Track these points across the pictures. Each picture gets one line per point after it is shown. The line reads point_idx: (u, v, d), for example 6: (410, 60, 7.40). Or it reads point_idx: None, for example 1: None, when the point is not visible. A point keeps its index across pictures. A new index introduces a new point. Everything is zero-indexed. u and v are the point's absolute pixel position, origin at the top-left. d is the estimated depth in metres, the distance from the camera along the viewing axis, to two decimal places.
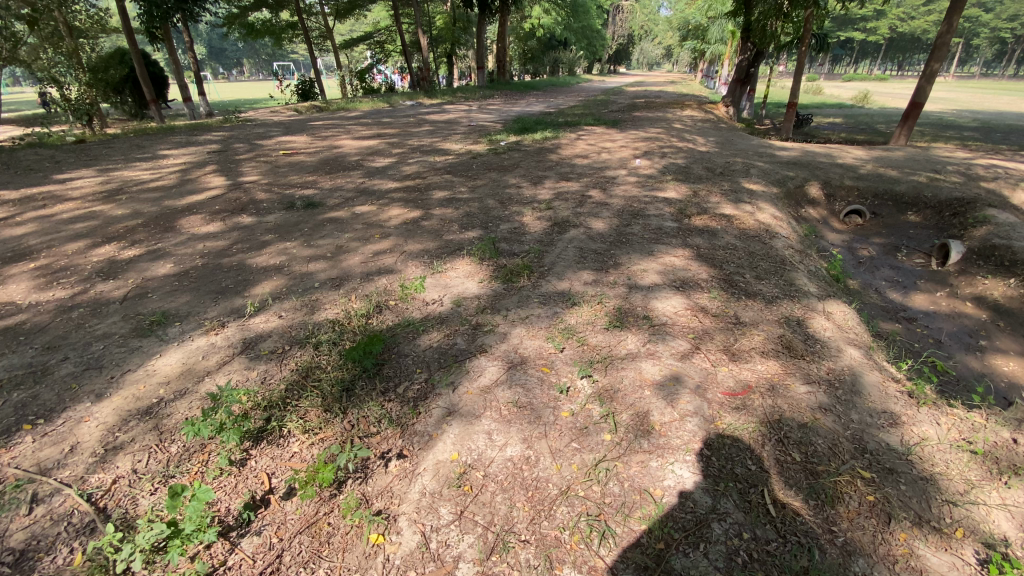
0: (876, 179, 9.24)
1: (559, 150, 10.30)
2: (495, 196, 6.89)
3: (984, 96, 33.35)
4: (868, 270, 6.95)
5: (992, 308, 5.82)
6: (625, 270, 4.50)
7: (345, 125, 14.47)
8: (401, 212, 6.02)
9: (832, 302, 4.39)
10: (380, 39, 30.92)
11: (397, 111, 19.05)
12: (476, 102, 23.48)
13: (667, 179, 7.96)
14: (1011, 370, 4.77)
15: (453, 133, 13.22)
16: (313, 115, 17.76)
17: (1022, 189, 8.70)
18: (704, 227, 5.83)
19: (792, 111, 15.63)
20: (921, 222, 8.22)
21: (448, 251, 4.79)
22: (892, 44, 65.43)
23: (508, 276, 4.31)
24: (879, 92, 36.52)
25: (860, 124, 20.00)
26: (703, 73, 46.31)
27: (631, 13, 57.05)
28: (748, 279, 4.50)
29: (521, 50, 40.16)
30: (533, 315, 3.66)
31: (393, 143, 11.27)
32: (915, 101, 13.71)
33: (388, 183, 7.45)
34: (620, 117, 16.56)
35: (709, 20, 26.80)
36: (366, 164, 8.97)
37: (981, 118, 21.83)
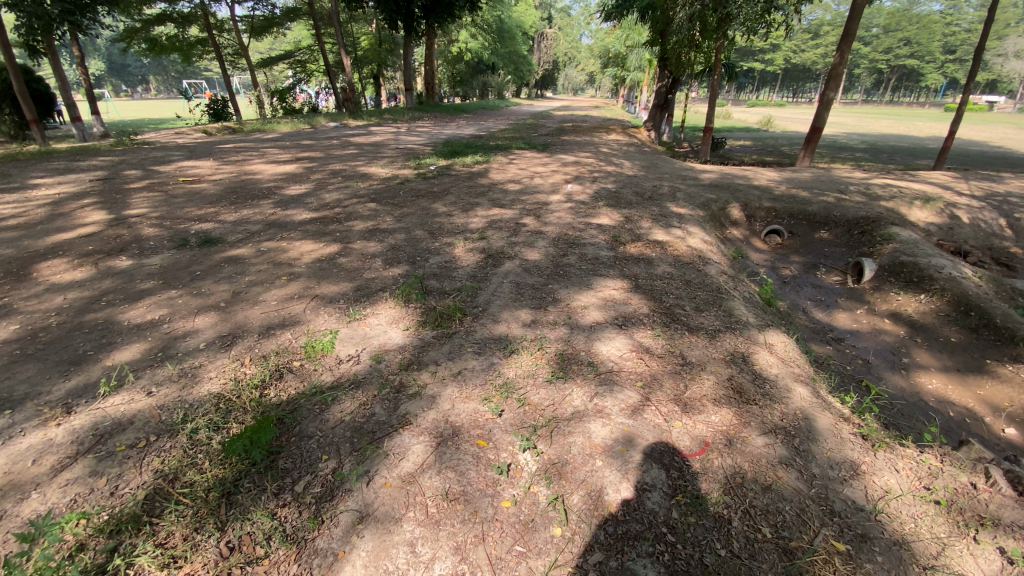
0: (791, 200, 9.70)
1: (491, 175, 10.03)
2: (423, 226, 6.42)
3: (867, 121, 37.43)
4: (792, 290, 7.10)
5: (907, 324, 6.02)
6: (561, 306, 4.17)
7: (260, 149, 13.45)
8: (315, 247, 5.40)
9: (772, 331, 4.29)
10: (301, 58, 29.70)
11: (319, 133, 18.12)
12: (405, 124, 22.93)
13: (599, 205, 7.87)
14: (934, 388, 4.89)
15: (379, 157, 12.63)
16: (225, 138, 16.46)
17: (916, 207, 9.43)
18: (640, 256, 5.67)
19: (709, 136, 16.46)
20: (834, 240, 8.64)
21: (365, 292, 4.25)
22: (787, 74, 72.37)
23: (434, 321, 3.83)
24: (780, 117, 40.01)
25: (768, 148, 21.50)
26: (624, 98, 48.65)
27: (556, 40, 59.21)
28: (687, 310, 4.32)
29: (450, 72, 40.25)
30: (465, 369, 3.20)
31: (312, 168, 10.52)
32: (815, 126, 14.83)
33: (303, 213, 6.78)
34: (550, 141, 16.72)
35: (628, 49, 28.12)
36: (279, 192, 8.21)
37: (868, 141, 24.22)
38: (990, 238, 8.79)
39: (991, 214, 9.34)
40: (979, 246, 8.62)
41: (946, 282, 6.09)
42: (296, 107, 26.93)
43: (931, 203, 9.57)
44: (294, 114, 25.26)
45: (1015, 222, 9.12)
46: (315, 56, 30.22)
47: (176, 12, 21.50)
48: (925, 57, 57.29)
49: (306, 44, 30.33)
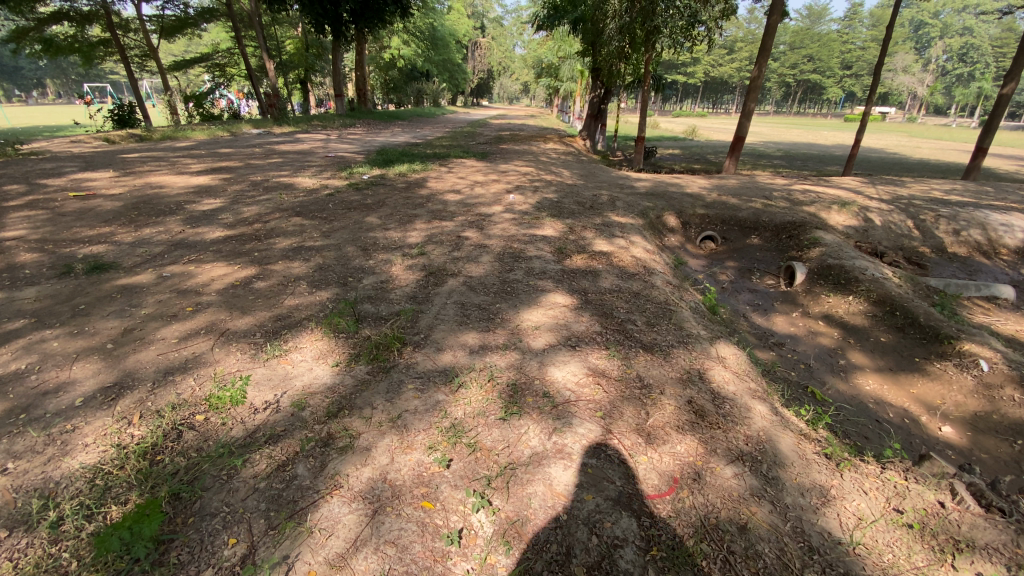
0: (723, 207, 10.01)
1: (428, 185, 9.60)
2: (355, 241, 5.93)
3: (781, 130, 40.33)
4: (732, 295, 7.22)
5: (840, 325, 6.26)
6: (509, 328, 3.87)
7: (170, 158, 12.22)
8: (229, 271, 4.80)
9: (724, 343, 4.19)
10: (219, 62, 27.75)
11: (238, 141, 16.84)
12: (335, 132, 21.91)
13: (541, 215, 7.67)
14: (872, 389, 5.05)
15: (307, 167, 11.82)
16: (129, 146, 14.91)
17: (835, 211, 10.02)
18: (586, 268, 5.51)
19: (641, 145, 16.88)
20: (765, 244, 8.96)
21: (286, 324, 3.75)
22: (707, 86, 76.90)
23: (367, 354, 3.40)
24: (704, 127, 42.21)
25: (696, 156, 22.47)
26: (558, 108, 49.74)
27: (490, 50, 59.31)
28: (638, 326, 4.15)
29: (383, 79, 39.22)
30: (404, 411, 2.81)
31: (230, 180, 9.62)
32: (739, 135, 15.58)
33: (217, 231, 6.07)
34: (488, 150, 16.49)
35: (561, 59, 28.61)
36: (190, 207, 7.37)
37: (783, 149, 25.99)
38: (900, 239, 9.48)
39: (898, 216, 10.08)
40: (891, 246, 9.26)
41: (871, 284, 6.40)
42: (215, 113, 25.08)
43: (847, 207, 10.20)
44: (212, 121, 23.47)
45: (920, 223, 9.89)
46: (236, 60, 28.35)
47: (74, 11, 19.24)
48: (826, 73, 62.91)
49: (224, 46, 28.38)
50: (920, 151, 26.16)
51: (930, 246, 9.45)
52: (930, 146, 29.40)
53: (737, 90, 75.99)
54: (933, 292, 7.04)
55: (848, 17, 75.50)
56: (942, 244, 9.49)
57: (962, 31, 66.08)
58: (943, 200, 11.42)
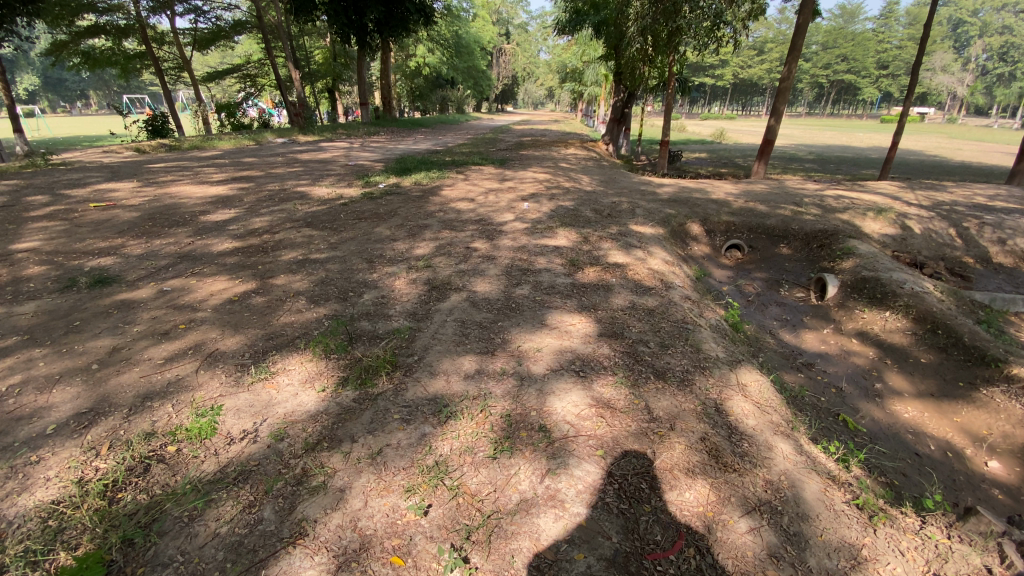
0: (749, 214, 9.55)
1: (443, 193, 9.47)
2: (361, 253, 5.79)
3: (812, 133, 39.15)
4: (758, 309, 6.81)
5: (876, 343, 5.80)
6: (509, 350, 3.64)
7: (193, 168, 12.43)
8: (229, 286, 4.72)
9: (745, 367, 3.86)
10: (249, 72, 28.43)
11: (263, 150, 17.12)
12: (358, 140, 22.14)
13: (555, 225, 7.42)
14: (911, 417, 4.61)
15: (325, 175, 11.86)
16: (158, 156, 15.31)
17: (870, 219, 9.46)
18: (598, 282, 5.23)
19: (665, 149, 16.44)
20: (794, 254, 8.49)
21: (277, 345, 3.62)
22: (735, 88, 75.40)
23: (355, 378, 3.22)
24: (733, 130, 41.21)
25: (723, 160, 21.84)
26: (582, 113, 49.41)
27: (515, 56, 59.44)
28: (649, 348, 3.86)
29: (408, 87, 39.64)
30: (385, 445, 2.60)
31: (247, 189, 9.69)
32: (767, 139, 14.99)
33: (224, 243, 6.05)
34: (507, 156, 16.33)
35: (584, 64, 28.35)
36: (203, 218, 7.41)
37: (815, 152, 25.06)
38: (942, 248, 8.86)
39: (940, 224, 9.44)
40: (931, 256, 8.67)
41: (910, 299, 5.92)
42: (245, 122, 25.65)
43: (883, 214, 9.61)
44: (241, 130, 24.01)
45: (964, 231, 9.24)
46: (265, 70, 29.01)
47: (110, 25, 19.91)
48: (861, 72, 60.87)
49: (255, 57, 29.10)
50: (962, 153, 24.89)
51: (974, 256, 8.80)
52: (973, 147, 27.96)
53: (767, 92, 74.22)
54: (979, 307, 6.50)
55: (884, 15, 73.00)
56: (988, 254, 8.84)
57: (1008, 27, 63.00)
58: (988, 206, 10.69)
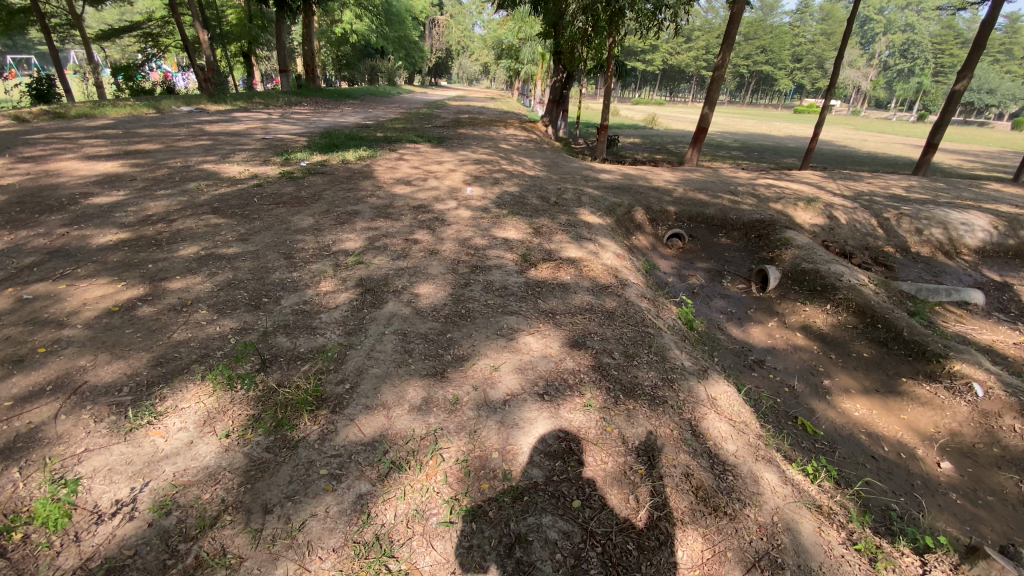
0: (690, 203, 9.53)
1: (376, 175, 8.64)
2: (279, 247, 4.99)
3: (738, 120, 40.93)
4: (705, 302, 6.73)
5: (819, 337, 5.86)
6: (461, 370, 3.12)
7: (73, 139, 10.59)
8: (108, 291, 3.81)
9: (713, 377, 3.60)
10: (152, 31, 24.86)
11: (163, 120, 15.05)
12: (278, 111, 20.18)
13: (501, 213, 6.92)
14: (862, 416, 4.66)
15: (238, 151, 10.52)
16: (30, 123, 12.99)
17: (801, 209, 9.76)
18: (552, 281, 4.81)
19: (604, 133, 16.26)
20: (734, 244, 8.54)
21: (169, 375, 2.89)
22: (665, 74, 77.40)
23: (271, 418, 2.60)
24: (664, 115, 42.25)
25: (657, 145, 22.14)
26: (519, 92, 48.59)
27: (448, 29, 57.02)
28: (615, 360, 3.49)
29: (334, 55, 36.85)
30: (309, 516, 2.05)
31: (142, 167, 8.32)
32: (702, 126, 15.20)
33: (108, 236, 5.01)
34: (443, 134, 15.47)
35: (522, 41, 27.57)
36: (83, 201, 6.18)
37: (740, 139, 26.07)
38: (865, 238, 9.30)
39: (863, 214, 9.92)
40: (857, 246, 9.08)
41: (849, 292, 6.03)
42: (146, 87, 22.59)
43: (813, 204, 9.95)
44: (141, 96, 21.13)
45: (884, 221, 9.76)
46: (170, 29, 25.54)
47: None
48: (778, 65, 64.51)
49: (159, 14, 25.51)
50: (867, 144, 26.89)
51: (893, 246, 9.31)
52: (875, 138, 30.37)
53: (694, 79, 76.84)
54: (906, 297, 6.78)
55: (800, 9, 77.26)
56: (905, 243, 9.38)
57: (905, 28, 68.72)
58: (901, 198, 11.42)
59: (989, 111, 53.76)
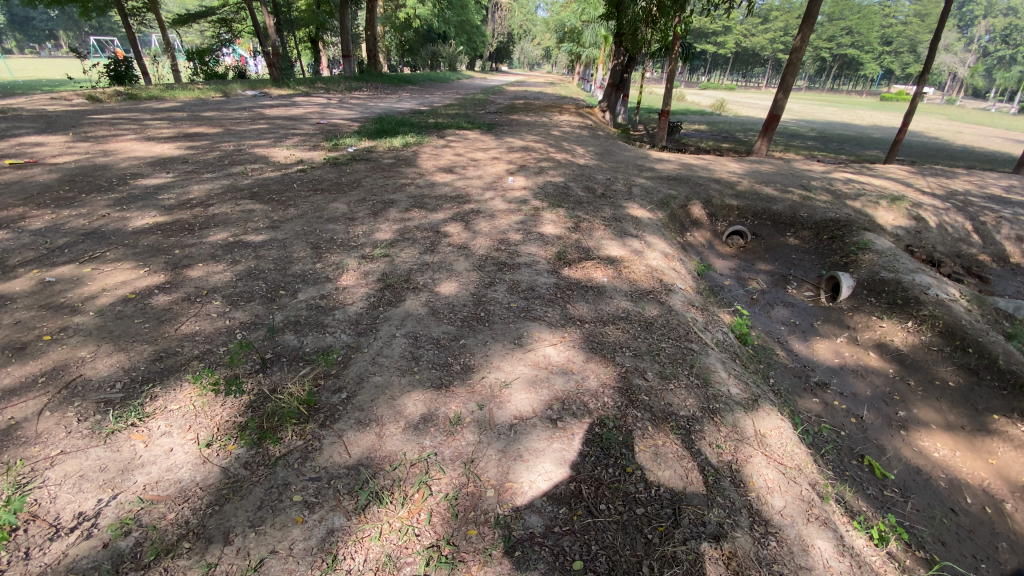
0: (754, 198, 8.72)
1: (419, 162, 8.48)
2: (306, 236, 4.88)
3: (815, 108, 37.92)
4: (763, 310, 6.07)
5: (897, 358, 5.10)
6: (469, 384, 2.81)
7: (144, 121, 11.19)
8: (130, 277, 3.83)
9: (764, 408, 3.10)
10: (225, 16, 25.92)
11: (229, 103, 15.65)
12: (337, 96, 20.56)
13: (541, 205, 6.53)
14: (943, 457, 3.94)
15: (291, 135, 10.70)
16: (111, 105, 13.86)
17: (883, 208, 8.70)
18: (586, 283, 4.41)
19: (665, 120, 15.35)
20: (802, 245, 7.71)
21: (165, 372, 2.80)
22: (737, 58, 73.05)
23: (254, 429, 2.41)
24: (733, 102, 39.88)
25: (722, 133, 20.78)
26: (579, 76, 47.32)
27: (510, 13, 56.42)
28: (647, 381, 3.07)
29: (397, 40, 37.28)
30: (268, 553, 1.83)
31: (197, 149, 8.59)
32: (773, 113, 13.98)
33: (147, 218, 5.10)
34: (496, 120, 15.18)
35: (584, 24, 26.66)
36: (134, 182, 6.39)
37: (817, 129, 24.02)
38: (958, 244, 8.16)
39: (957, 216, 8.71)
40: (947, 253, 7.99)
41: (937, 308, 5.21)
42: (219, 71, 23.62)
43: (897, 203, 8.85)
44: (215, 80, 22.12)
45: (981, 225, 8.53)
46: (241, 15, 26.47)
47: None
48: (865, 47, 59.16)
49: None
50: (964, 135, 24.08)
51: (991, 254, 8.12)
52: (974, 130, 27.18)
53: (769, 62, 71.96)
54: (1007, 317, 5.81)
55: None
56: (1007, 253, 8.15)
57: (1018, 6, 61.08)
58: (1004, 198, 9.99)
59: None
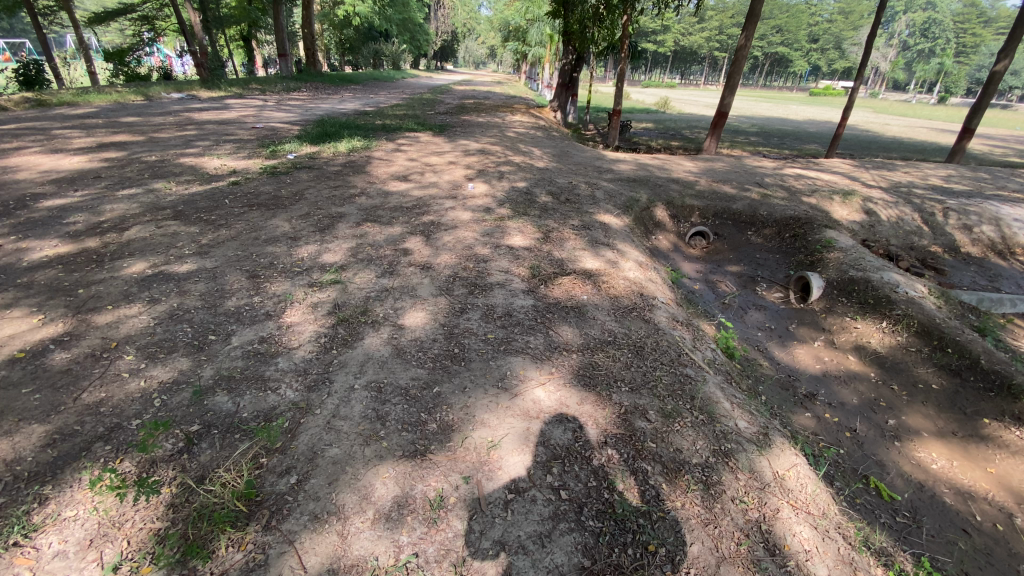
0: (715, 197, 8.65)
1: (369, 169, 7.85)
2: (244, 262, 4.24)
3: (752, 103, 39.48)
4: (738, 315, 5.90)
5: (876, 361, 5.03)
6: (450, 449, 2.35)
7: (50, 129, 9.92)
8: (20, 328, 3.08)
9: (776, 442, 2.81)
10: (146, 13, 23.79)
11: (151, 108, 14.24)
12: (275, 97, 19.28)
13: (506, 214, 6.10)
14: (941, 469, 3.84)
15: (224, 142, 9.76)
16: (10, 112, 12.28)
17: (838, 203, 8.84)
18: (565, 302, 4.02)
19: (617, 119, 15.26)
20: (766, 244, 7.67)
21: (59, 462, 2.16)
22: (677, 56, 75.33)
23: (177, 542, 1.86)
24: (677, 99, 40.91)
25: (671, 131, 21.08)
26: (526, 75, 47.30)
27: (453, 11, 55.54)
28: (650, 422, 2.69)
29: (337, 39, 35.82)
30: None
31: (114, 161, 7.60)
32: (722, 111, 14.13)
33: (46, 249, 4.28)
34: (447, 121, 14.63)
35: (530, 22, 26.43)
36: (33, 204, 5.46)
37: (758, 124, 24.80)
38: (910, 237, 8.38)
39: (905, 209, 8.97)
40: (901, 246, 8.18)
41: (910, 307, 5.18)
42: (142, 72, 21.66)
43: (850, 198, 9.02)
44: (136, 82, 20.24)
45: (929, 217, 8.82)
46: (164, 12, 24.40)
47: None
48: (794, 45, 62.34)
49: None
50: (890, 128, 25.52)
51: (941, 245, 8.39)
52: (899, 122, 28.94)
53: (707, 61, 74.66)
54: (970, 310, 5.90)
55: None
56: (954, 243, 8.45)
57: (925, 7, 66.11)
58: (944, 189, 10.43)
59: (1013, 92, 51.91)
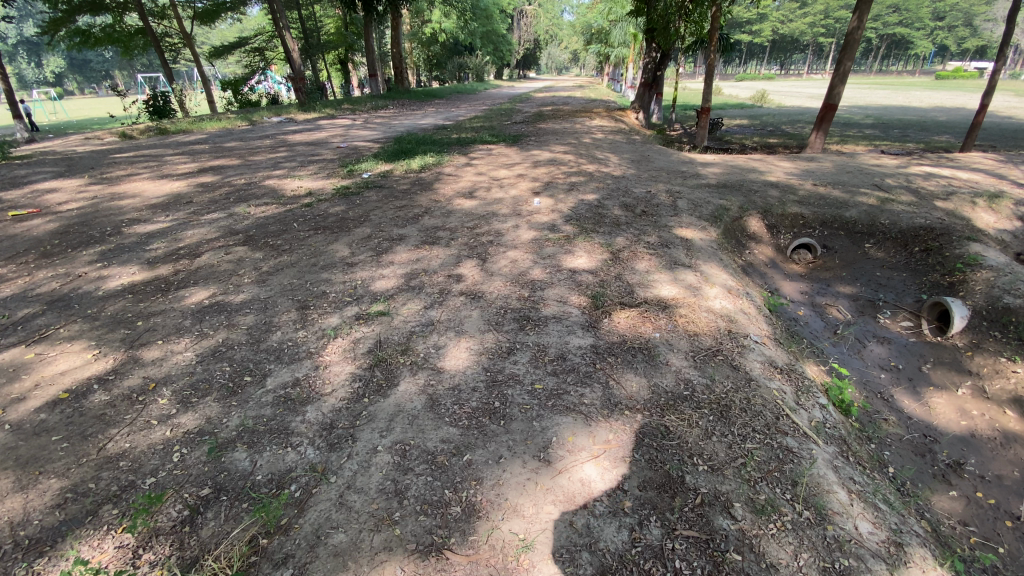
0: (822, 203, 7.49)
1: (437, 185, 7.73)
2: (298, 291, 4.16)
3: (866, 92, 35.22)
4: (853, 350, 4.91)
5: None
6: (474, 544, 1.94)
7: (165, 156, 11.01)
8: (74, 365, 3.18)
9: (915, 558, 2.09)
10: (258, 45, 26.21)
11: (253, 132, 15.47)
12: (362, 116, 20.28)
13: (572, 231, 5.62)
14: None
15: (308, 163, 10.24)
16: (138, 142, 13.87)
17: (984, 208, 7.29)
18: (632, 341, 3.45)
19: (706, 119, 14.08)
20: (888, 259, 6.46)
21: (63, 528, 2.06)
22: (775, 46, 69.82)
23: None
24: (776, 92, 37.64)
25: (768, 127, 19.21)
26: (610, 77, 46.22)
27: (535, 19, 55.84)
28: (735, 522, 2.11)
29: (424, 55, 37.33)
30: None
31: (207, 185, 8.17)
32: (829, 103, 12.48)
33: (123, 277, 4.51)
34: (522, 131, 14.41)
35: (612, 23, 25.62)
36: (128, 230, 5.88)
37: (872, 115, 21.96)
38: None
39: None
40: None
41: None
42: (252, 99, 23.79)
43: (999, 201, 7.42)
44: (246, 108, 22.28)
45: None
46: (274, 43, 26.75)
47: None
48: (917, 24, 55.18)
49: (263, 29, 26.93)
50: None
51: None
52: None
53: (810, 47, 68.38)
54: None
55: None
56: None
57: None
58: None
59: None
